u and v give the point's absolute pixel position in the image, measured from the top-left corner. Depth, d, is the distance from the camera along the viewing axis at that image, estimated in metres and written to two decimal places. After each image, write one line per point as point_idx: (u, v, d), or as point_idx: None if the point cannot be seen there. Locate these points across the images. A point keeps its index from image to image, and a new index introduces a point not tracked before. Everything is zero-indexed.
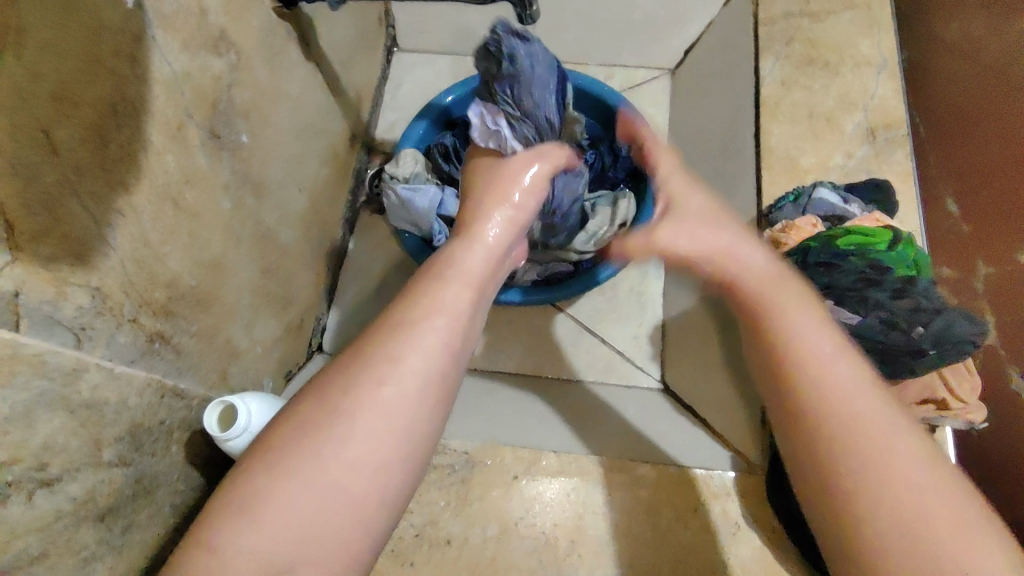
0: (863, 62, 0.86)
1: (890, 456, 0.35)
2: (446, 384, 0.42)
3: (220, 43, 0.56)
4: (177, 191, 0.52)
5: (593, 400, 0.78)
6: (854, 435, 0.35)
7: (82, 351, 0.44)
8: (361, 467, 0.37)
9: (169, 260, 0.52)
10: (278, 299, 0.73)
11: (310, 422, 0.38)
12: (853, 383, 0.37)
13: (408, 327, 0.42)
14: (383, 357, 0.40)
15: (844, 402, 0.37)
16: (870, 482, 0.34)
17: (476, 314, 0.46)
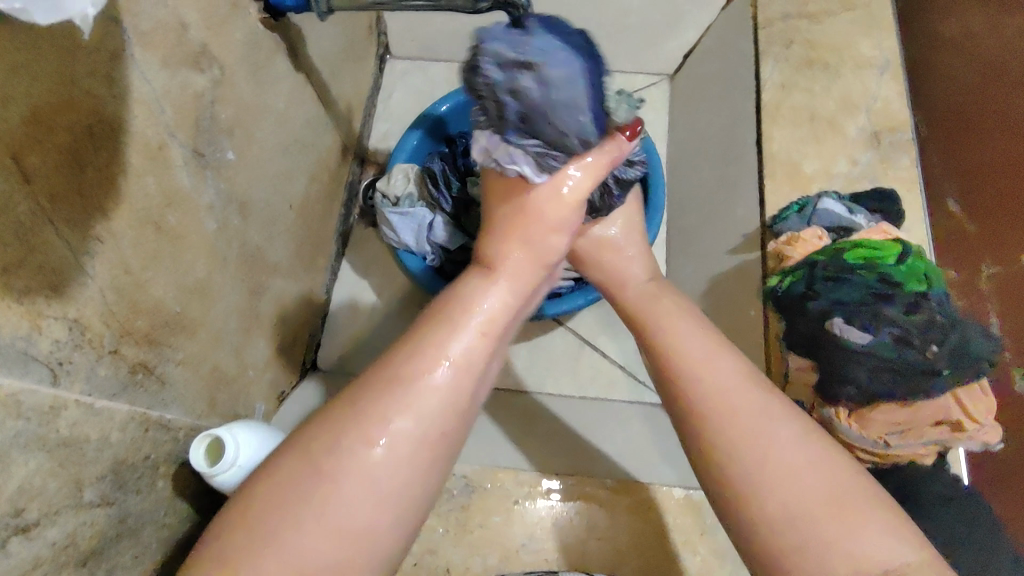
0: (865, 64, 0.84)
1: (776, 454, 0.48)
2: (445, 440, 0.46)
3: (201, 58, 0.54)
4: (159, 215, 0.50)
5: (596, 418, 0.76)
6: (748, 451, 0.49)
7: (60, 388, 0.41)
8: (359, 512, 0.42)
9: (151, 287, 0.50)
10: (268, 320, 0.71)
11: (318, 468, 0.42)
12: (740, 404, 0.51)
13: (409, 382, 0.45)
14: (384, 411, 0.44)
15: (754, 430, 0.49)
16: (763, 489, 0.47)
17: (483, 366, 0.49)
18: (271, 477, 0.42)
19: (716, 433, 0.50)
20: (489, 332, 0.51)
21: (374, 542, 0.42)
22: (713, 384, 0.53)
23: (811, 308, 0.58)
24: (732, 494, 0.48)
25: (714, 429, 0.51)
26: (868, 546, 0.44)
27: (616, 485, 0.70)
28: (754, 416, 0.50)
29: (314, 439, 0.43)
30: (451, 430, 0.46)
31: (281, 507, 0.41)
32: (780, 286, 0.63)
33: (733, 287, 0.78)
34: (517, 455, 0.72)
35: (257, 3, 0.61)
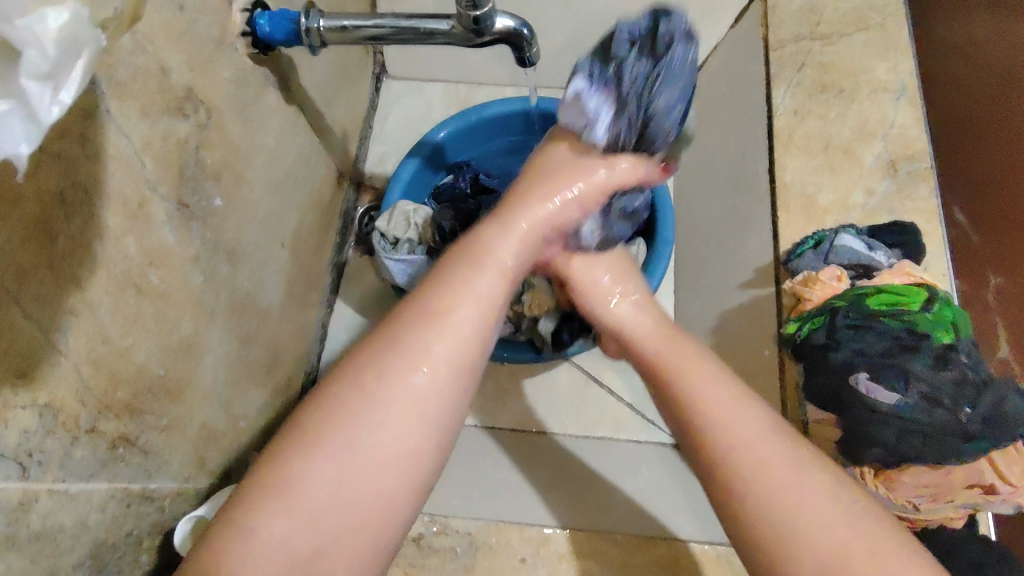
0: (881, 88, 0.81)
1: (812, 500, 0.45)
2: (476, 366, 0.46)
3: (186, 103, 0.50)
4: (141, 275, 0.47)
5: (606, 462, 0.76)
6: (782, 502, 0.45)
7: (30, 480, 0.38)
8: (398, 445, 0.41)
9: (133, 353, 0.46)
10: (260, 365, 0.68)
11: (357, 412, 0.41)
12: (766, 457, 0.47)
13: (436, 319, 0.45)
14: (417, 344, 0.44)
15: (780, 486, 0.45)
16: (811, 534, 0.43)
17: (504, 310, 0.49)
18: (301, 426, 0.41)
19: (747, 490, 0.46)
20: (508, 271, 0.50)
21: (417, 470, 0.42)
22: (732, 434, 0.48)
23: (834, 360, 0.57)
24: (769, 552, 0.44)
25: (739, 483, 0.46)
26: None
27: (627, 541, 0.68)
28: (780, 471, 0.46)
29: (344, 392, 0.42)
30: (476, 362, 0.46)
31: (308, 451, 0.40)
32: (798, 333, 0.61)
33: (747, 325, 0.75)
34: (524, 509, 0.70)
35: (245, 40, 0.58)
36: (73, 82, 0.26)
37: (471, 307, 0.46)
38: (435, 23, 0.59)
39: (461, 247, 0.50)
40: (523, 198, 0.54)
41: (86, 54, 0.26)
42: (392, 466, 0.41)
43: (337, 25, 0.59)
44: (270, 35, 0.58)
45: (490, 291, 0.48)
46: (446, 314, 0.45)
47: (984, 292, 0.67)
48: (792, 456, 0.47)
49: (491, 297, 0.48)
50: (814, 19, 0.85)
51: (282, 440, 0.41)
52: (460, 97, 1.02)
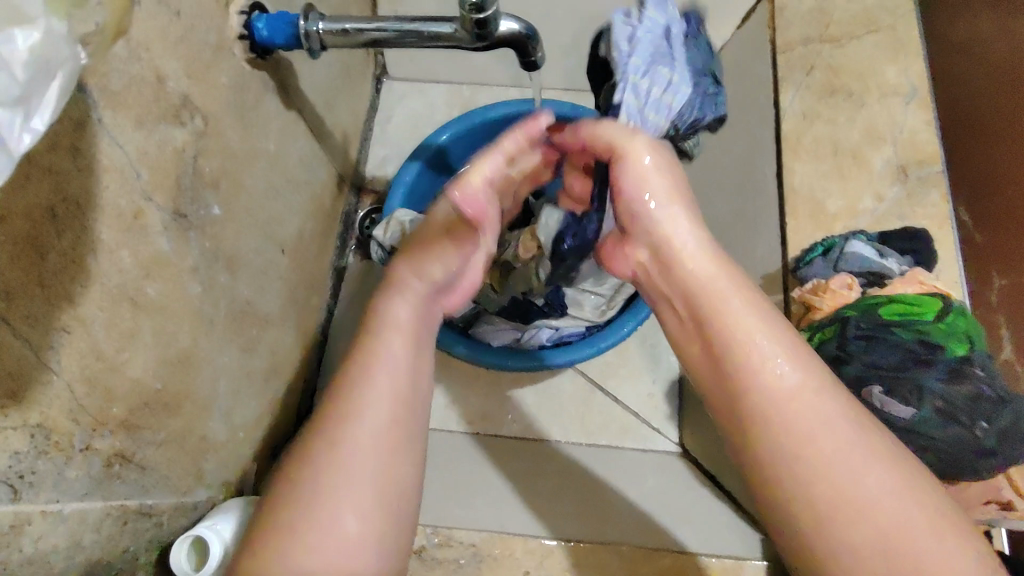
0: (891, 91, 0.79)
1: (874, 486, 0.38)
2: (407, 424, 0.45)
3: (182, 110, 0.49)
4: (137, 288, 0.46)
5: (611, 468, 0.75)
6: (834, 502, 0.38)
7: (22, 503, 0.37)
8: (342, 534, 0.41)
9: (129, 368, 0.45)
10: (260, 374, 0.67)
11: (291, 519, 0.41)
12: (824, 418, 0.40)
13: (350, 405, 0.44)
14: (332, 437, 0.43)
15: (808, 442, 0.40)
16: (856, 516, 0.38)
17: (424, 360, 0.48)
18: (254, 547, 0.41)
19: (797, 479, 0.39)
20: (414, 336, 0.48)
21: (384, 541, 0.42)
22: (794, 413, 0.40)
23: (846, 373, 0.56)
24: (815, 545, 0.38)
25: (779, 471, 0.40)
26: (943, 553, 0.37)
27: (631, 553, 0.67)
28: (813, 428, 0.40)
29: (282, 498, 0.42)
30: (412, 422, 0.46)
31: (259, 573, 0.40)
32: (807, 343, 0.60)
33: None
34: (524, 519, 0.69)
35: (243, 44, 0.56)
36: (49, 106, 0.24)
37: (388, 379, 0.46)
38: (438, 27, 0.57)
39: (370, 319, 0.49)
40: (424, 248, 0.51)
41: (62, 75, 0.25)
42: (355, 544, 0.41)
43: (338, 29, 0.58)
44: (270, 39, 0.57)
45: (400, 358, 0.47)
46: (362, 395, 0.45)
47: (986, 292, 0.71)
48: (834, 419, 0.40)
49: (404, 362, 0.47)
50: (823, 20, 0.84)
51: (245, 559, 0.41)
52: (462, 99, 1.00)
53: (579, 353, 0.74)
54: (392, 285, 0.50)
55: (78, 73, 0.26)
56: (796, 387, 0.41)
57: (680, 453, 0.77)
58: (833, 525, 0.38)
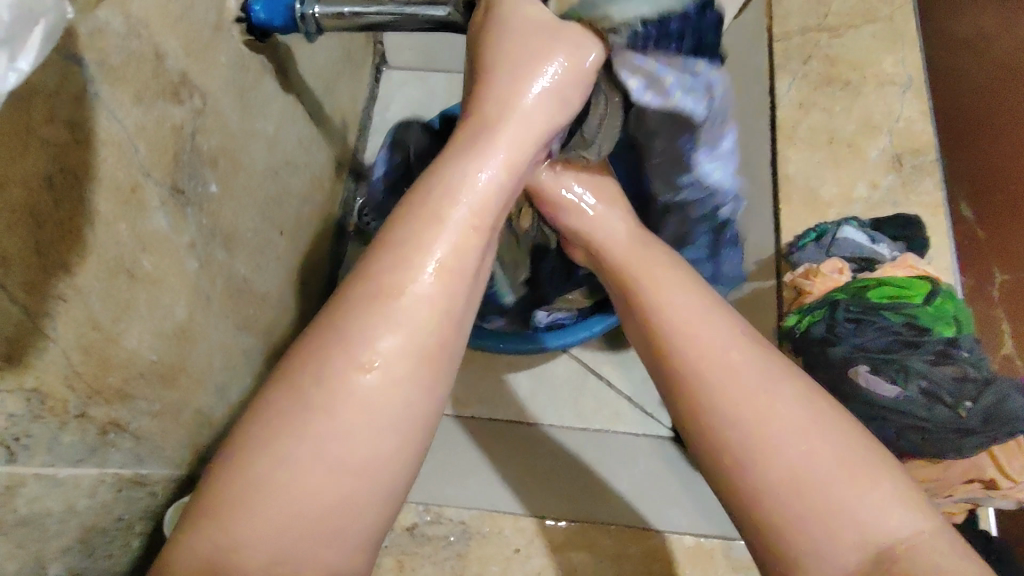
0: (887, 81, 0.80)
1: (790, 422, 0.42)
2: (449, 333, 0.42)
3: (181, 88, 0.50)
4: (134, 260, 0.47)
5: (601, 450, 0.75)
6: (751, 437, 0.42)
7: (17, 464, 0.38)
8: (353, 448, 0.38)
9: (125, 339, 0.46)
10: (257, 353, 0.68)
11: (282, 439, 0.37)
12: (734, 365, 0.44)
13: (394, 297, 0.40)
14: (367, 331, 0.39)
15: (743, 395, 0.43)
16: (770, 450, 0.41)
17: (470, 270, 0.43)
18: (240, 445, 0.38)
19: (720, 421, 0.43)
20: (478, 222, 0.44)
21: (377, 457, 0.38)
22: (712, 360, 0.45)
23: (836, 353, 0.56)
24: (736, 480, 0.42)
25: (712, 424, 0.44)
26: (876, 504, 0.39)
27: (621, 532, 0.69)
28: (744, 380, 0.44)
29: (277, 405, 0.38)
30: (450, 334, 0.42)
31: (263, 454, 0.37)
32: (797, 327, 0.60)
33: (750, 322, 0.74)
34: (516, 500, 0.71)
35: (241, 26, 0.57)
36: (31, 50, 0.25)
37: (437, 277, 0.42)
38: (433, 10, 0.57)
39: (432, 181, 0.44)
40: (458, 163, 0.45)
41: (46, 22, 0.25)
42: (359, 470, 0.38)
43: (334, 12, 0.59)
44: (267, 21, 0.57)
45: (457, 256, 0.43)
46: (407, 289, 0.41)
47: (987, 286, 0.76)
48: (766, 374, 0.44)
49: (460, 262, 0.43)
50: (822, 10, 0.84)
51: (230, 453, 0.38)
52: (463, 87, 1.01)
53: (576, 335, 0.75)
54: (468, 156, 0.45)
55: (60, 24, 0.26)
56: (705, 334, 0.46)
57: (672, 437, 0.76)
58: (751, 462, 0.41)
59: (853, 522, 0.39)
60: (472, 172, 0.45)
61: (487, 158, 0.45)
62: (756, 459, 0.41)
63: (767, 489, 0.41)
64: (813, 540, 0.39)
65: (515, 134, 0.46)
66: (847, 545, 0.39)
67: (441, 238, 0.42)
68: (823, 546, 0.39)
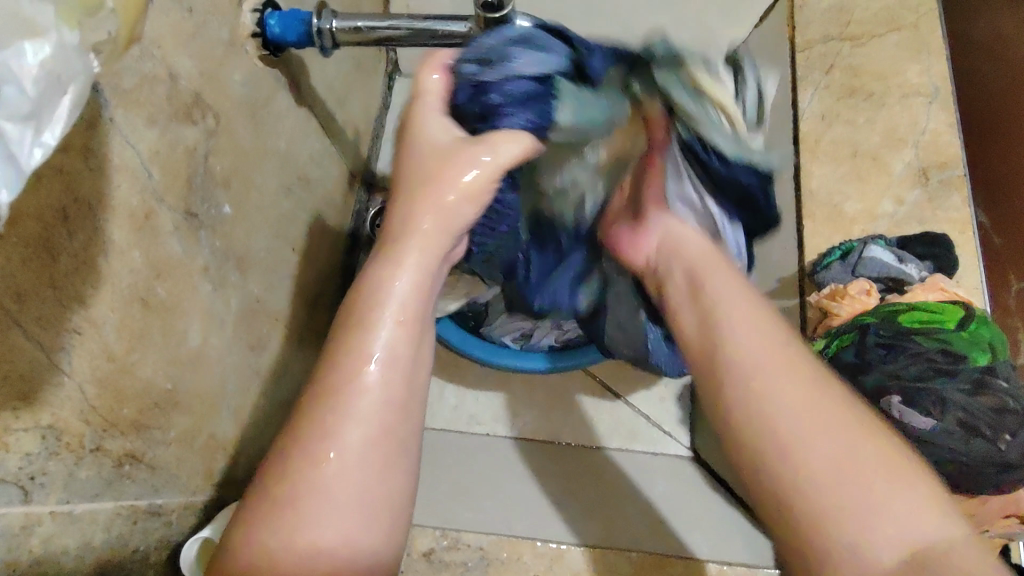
0: (912, 92, 0.77)
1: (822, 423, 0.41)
2: (399, 421, 0.45)
3: (194, 109, 0.49)
4: (148, 287, 0.45)
5: (618, 470, 0.74)
6: (781, 434, 0.41)
7: (33, 504, 0.37)
8: (331, 528, 0.41)
9: (139, 369, 0.45)
10: (271, 373, 0.67)
11: (266, 536, 0.40)
12: (760, 357, 0.44)
13: (342, 394, 0.44)
14: (319, 427, 0.43)
15: (768, 384, 0.43)
16: (794, 448, 0.40)
17: (414, 355, 0.47)
18: (244, 533, 0.41)
19: (757, 415, 0.42)
20: (405, 315, 0.47)
21: (351, 537, 0.41)
22: (750, 362, 0.44)
23: (866, 383, 0.55)
24: (768, 475, 0.40)
25: (752, 416, 0.42)
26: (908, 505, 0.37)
27: (640, 558, 0.67)
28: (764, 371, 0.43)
29: (253, 516, 0.41)
30: (400, 420, 0.45)
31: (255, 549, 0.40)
32: (825, 350, 0.59)
33: None
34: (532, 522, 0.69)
35: (255, 41, 0.56)
36: (57, 122, 0.25)
37: (380, 368, 0.45)
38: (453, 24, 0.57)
39: (356, 295, 0.48)
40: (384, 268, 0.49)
41: (71, 89, 0.25)
42: (343, 545, 0.41)
43: (352, 26, 0.58)
44: (281, 36, 0.56)
45: (392, 342, 0.46)
46: (355, 384, 0.44)
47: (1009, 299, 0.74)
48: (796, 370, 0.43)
49: (397, 346, 0.46)
50: (844, 19, 0.81)
51: (230, 543, 0.41)
52: None
53: (588, 356, 0.74)
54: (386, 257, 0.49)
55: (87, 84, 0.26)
56: (741, 331, 0.46)
57: (691, 457, 0.77)
58: (784, 455, 0.40)
59: (893, 520, 0.36)
60: (390, 271, 0.48)
61: (404, 261, 0.49)
62: (791, 449, 0.40)
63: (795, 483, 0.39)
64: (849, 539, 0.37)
65: (442, 233, 0.51)
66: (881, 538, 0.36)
67: (380, 334, 0.46)
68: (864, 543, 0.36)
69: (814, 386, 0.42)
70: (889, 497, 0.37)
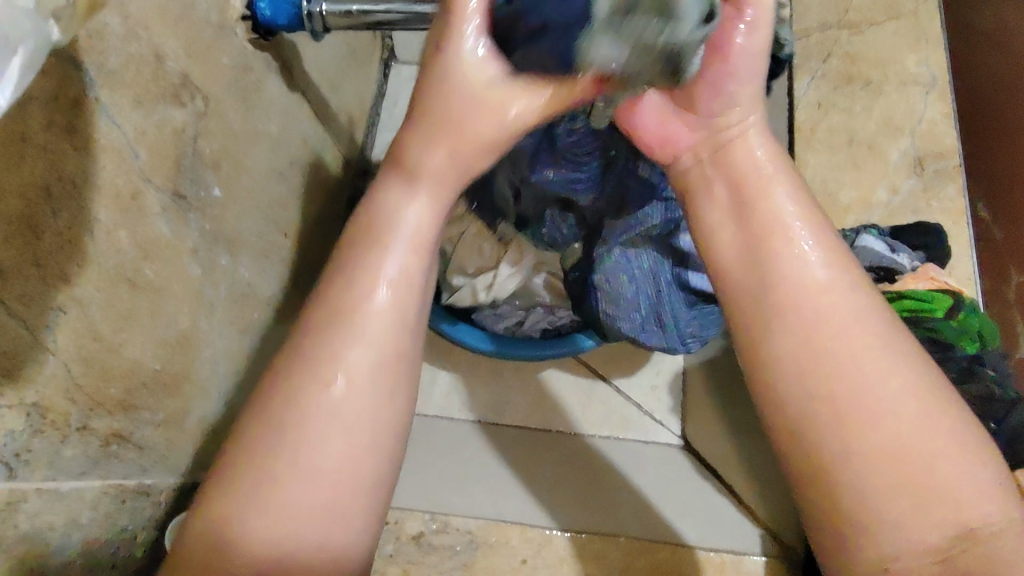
0: (909, 80, 0.76)
1: (881, 386, 0.38)
2: (408, 353, 0.42)
3: (182, 90, 0.49)
4: (135, 268, 0.46)
5: (608, 458, 0.74)
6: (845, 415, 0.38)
7: (17, 481, 0.37)
8: (340, 445, 0.38)
9: (126, 349, 0.45)
10: (263, 356, 0.67)
11: (269, 454, 0.37)
12: (828, 305, 0.41)
13: (350, 316, 0.40)
14: (332, 346, 0.40)
15: (830, 333, 0.40)
16: (858, 415, 0.38)
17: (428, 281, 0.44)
18: (236, 454, 0.38)
19: (825, 395, 0.39)
20: (421, 245, 0.43)
21: (361, 462, 0.38)
22: (831, 344, 0.39)
23: None
24: (829, 461, 0.38)
25: (812, 363, 0.39)
26: (966, 480, 0.36)
27: (628, 546, 0.68)
28: (835, 318, 0.40)
29: (254, 429, 0.38)
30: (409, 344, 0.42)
31: (257, 460, 0.37)
32: None
33: None
34: (525, 507, 0.70)
35: (245, 24, 0.56)
36: (8, 85, 0.24)
37: (392, 292, 0.41)
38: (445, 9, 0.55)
39: (369, 213, 0.44)
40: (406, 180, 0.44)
41: (24, 50, 0.24)
42: (339, 467, 0.38)
43: (343, 10, 0.57)
44: (273, 19, 0.56)
45: (410, 267, 0.43)
46: (364, 306, 0.41)
47: (1004, 289, 0.74)
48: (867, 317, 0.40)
49: (416, 273, 0.43)
50: (843, 6, 0.80)
51: (221, 456, 0.38)
52: None
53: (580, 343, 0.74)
54: (406, 172, 0.45)
55: (46, 44, 0.26)
56: (806, 285, 0.41)
57: (681, 446, 0.76)
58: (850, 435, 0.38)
59: (948, 496, 0.36)
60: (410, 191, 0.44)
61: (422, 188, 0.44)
62: (847, 412, 0.38)
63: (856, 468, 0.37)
64: (898, 516, 0.36)
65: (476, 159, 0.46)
66: (945, 517, 0.36)
67: (391, 258, 0.42)
68: (907, 514, 0.36)
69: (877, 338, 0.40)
70: (946, 468, 0.36)
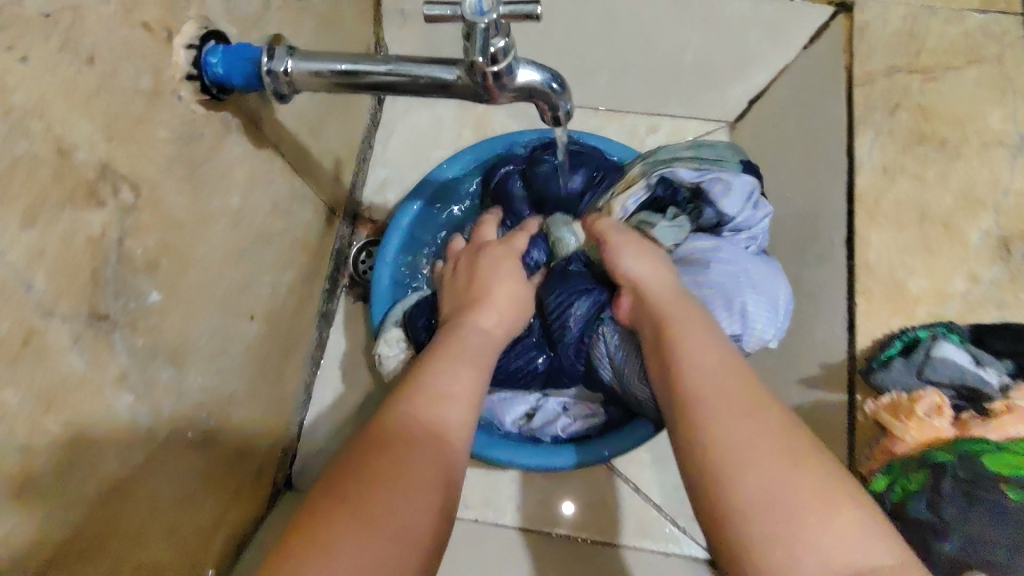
0: (993, 142, 0.64)
1: (740, 432, 0.36)
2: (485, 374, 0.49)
3: (102, 184, 0.38)
4: (33, 427, 0.35)
5: None
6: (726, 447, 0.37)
7: None
8: (436, 448, 0.41)
9: (22, 532, 0.35)
10: (222, 465, 0.57)
11: (375, 453, 0.39)
12: (719, 370, 0.41)
13: (446, 341, 0.50)
14: (436, 357, 0.48)
15: (704, 406, 0.39)
16: (730, 482, 0.35)
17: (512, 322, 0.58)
18: (349, 447, 0.40)
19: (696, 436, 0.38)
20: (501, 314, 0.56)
21: (444, 458, 0.41)
22: (696, 382, 0.41)
23: (942, 547, 0.44)
24: (717, 508, 0.35)
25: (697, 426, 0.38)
26: (848, 549, 0.32)
27: None
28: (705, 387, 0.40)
29: (359, 435, 0.41)
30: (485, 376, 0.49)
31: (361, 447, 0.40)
32: (888, 496, 0.48)
33: None
34: None
35: (193, 84, 0.45)
36: None
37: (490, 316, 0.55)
38: (442, 71, 0.43)
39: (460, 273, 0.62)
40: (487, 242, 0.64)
41: None
42: (434, 446, 0.41)
43: (312, 69, 0.45)
44: (226, 77, 0.45)
45: (491, 317, 0.55)
46: (461, 330, 0.52)
47: None
48: (734, 364, 0.41)
49: (495, 318, 0.56)
50: (915, 48, 0.68)
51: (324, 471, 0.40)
52: (477, 116, 0.88)
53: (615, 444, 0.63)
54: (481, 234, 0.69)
55: None
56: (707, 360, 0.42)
57: (708, 560, 0.69)
58: (724, 489, 0.35)
59: (831, 556, 0.32)
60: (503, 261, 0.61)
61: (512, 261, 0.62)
62: (724, 476, 0.35)
63: (743, 501, 0.34)
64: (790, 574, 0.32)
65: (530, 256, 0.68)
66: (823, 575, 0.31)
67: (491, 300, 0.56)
68: None
69: (754, 398, 0.39)
70: (831, 538, 0.32)
